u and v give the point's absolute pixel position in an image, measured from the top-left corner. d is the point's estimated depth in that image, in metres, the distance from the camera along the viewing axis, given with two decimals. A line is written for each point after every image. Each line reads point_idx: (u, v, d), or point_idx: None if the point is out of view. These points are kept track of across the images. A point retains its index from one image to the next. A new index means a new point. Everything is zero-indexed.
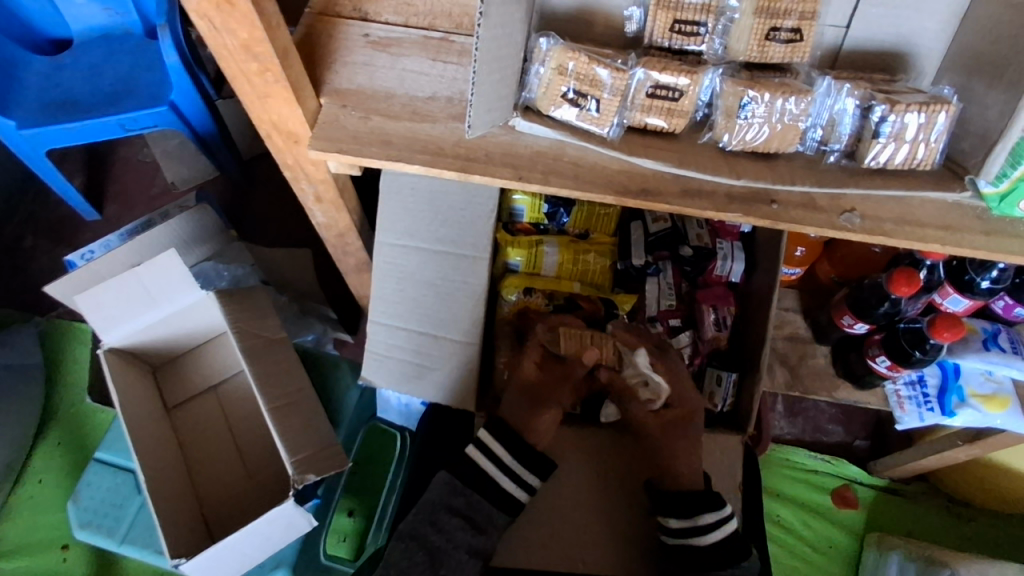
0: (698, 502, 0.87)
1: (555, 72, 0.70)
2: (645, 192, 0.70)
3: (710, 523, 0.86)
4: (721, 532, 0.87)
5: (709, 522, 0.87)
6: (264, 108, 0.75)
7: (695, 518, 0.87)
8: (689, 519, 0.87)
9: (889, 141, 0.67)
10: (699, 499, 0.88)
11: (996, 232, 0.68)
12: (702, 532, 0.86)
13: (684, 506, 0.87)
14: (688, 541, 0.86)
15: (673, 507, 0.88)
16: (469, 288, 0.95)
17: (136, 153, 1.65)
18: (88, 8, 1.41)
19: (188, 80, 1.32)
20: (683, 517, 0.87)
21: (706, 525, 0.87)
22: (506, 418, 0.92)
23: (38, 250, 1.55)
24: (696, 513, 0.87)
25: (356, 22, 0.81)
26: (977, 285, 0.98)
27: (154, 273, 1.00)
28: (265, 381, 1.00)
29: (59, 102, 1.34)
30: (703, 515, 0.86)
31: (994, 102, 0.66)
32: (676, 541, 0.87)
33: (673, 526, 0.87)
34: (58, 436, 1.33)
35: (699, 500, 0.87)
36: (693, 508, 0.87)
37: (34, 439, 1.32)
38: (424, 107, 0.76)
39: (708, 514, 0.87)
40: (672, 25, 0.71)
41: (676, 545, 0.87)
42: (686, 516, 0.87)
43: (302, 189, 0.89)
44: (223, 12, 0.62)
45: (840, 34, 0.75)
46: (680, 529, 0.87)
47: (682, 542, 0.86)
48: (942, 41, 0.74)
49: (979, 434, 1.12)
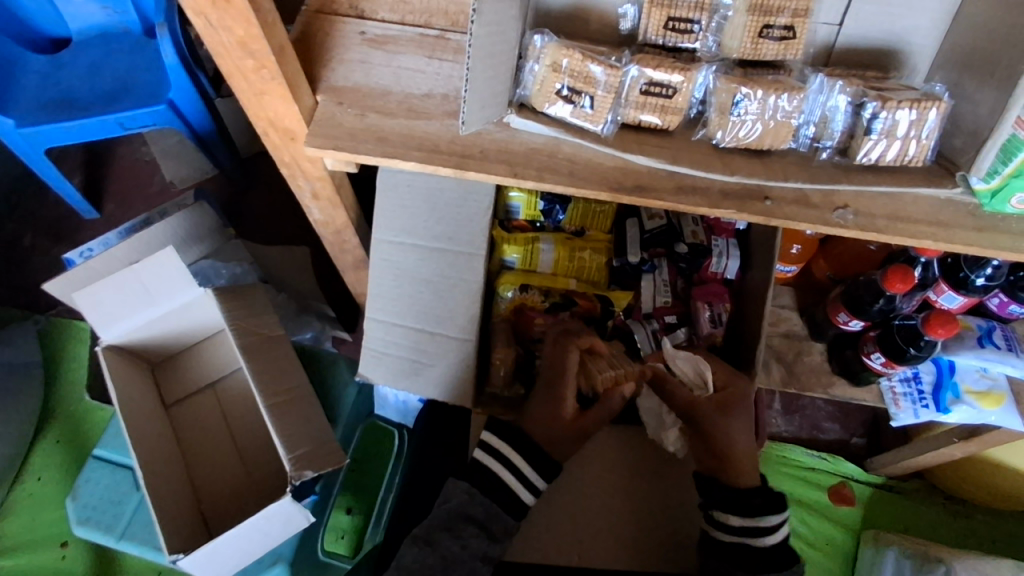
0: (765, 503, 0.87)
1: (550, 69, 0.71)
2: (639, 188, 0.70)
3: (776, 525, 0.85)
4: (781, 536, 0.86)
5: (774, 524, 0.86)
6: (260, 106, 0.75)
7: (760, 518, 0.86)
8: (754, 518, 0.86)
9: (880, 138, 0.68)
10: (765, 500, 0.87)
11: (988, 228, 0.68)
12: (764, 534, 0.85)
13: (751, 506, 0.87)
14: (748, 540, 0.85)
15: (737, 505, 0.87)
16: (465, 284, 0.95)
17: (135, 151, 1.65)
18: (87, 7, 1.42)
19: (186, 78, 1.32)
20: (748, 515, 0.86)
21: (770, 527, 0.86)
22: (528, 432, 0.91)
23: (37, 249, 1.55)
24: (759, 514, 0.86)
25: (352, 20, 0.82)
26: (972, 282, 0.99)
27: (152, 270, 1.01)
28: (263, 378, 1.00)
29: (58, 101, 1.34)
30: (769, 516, 0.85)
31: (985, 99, 0.66)
32: (734, 540, 0.85)
33: (734, 523, 0.86)
34: (57, 433, 1.33)
35: (767, 501, 0.87)
36: (760, 509, 0.86)
37: (33, 436, 1.32)
38: (420, 104, 0.76)
39: (774, 516, 0.86)
40: (666, 22, 0.71)
41: (735, 543, 0.85)
42: (749, 515, 0.86)
43: (299, 186, 0.89)
44: (219, 9, 0.62)
45: (833, 31, 0.76)
46: (741, 527, 0.85)
47: (740, 541, 0.85)
48: (933, 38, 0.75)
49: (974, 431, 1.12)
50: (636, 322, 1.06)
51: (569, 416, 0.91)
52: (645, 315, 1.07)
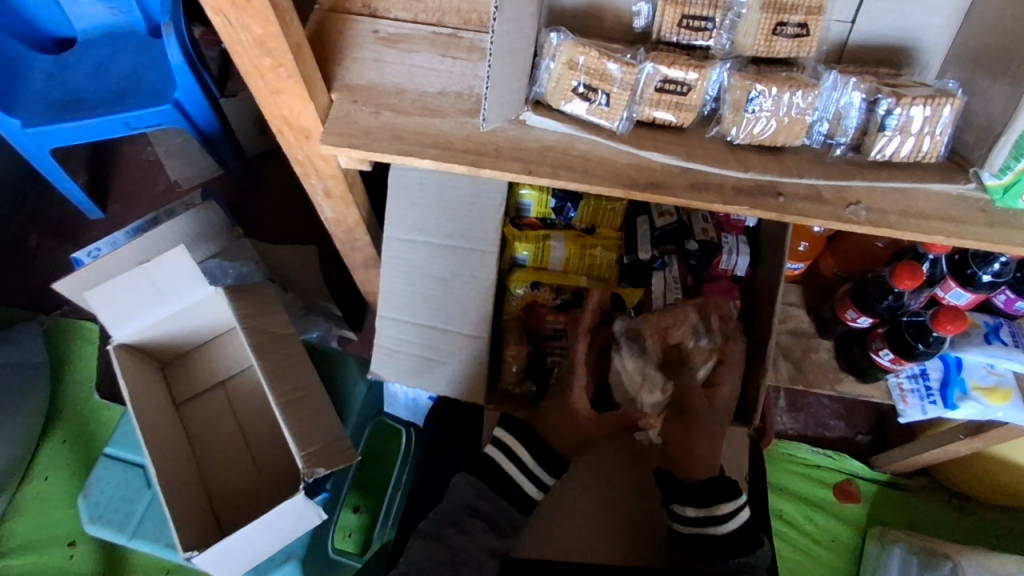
0: (714, 491, 0.86)
1: (566, 67, 0.71)
2: (653, 184, 0.71)
3: (729, 513, 0.84)
4: (740, 521, 0.85)
5: (727, 513, 0.85)
6: (275, 104, 0.75)
7: (711, 507, 0.85)
8: (707, 508, 0.85)
9: (894, 134, 0.69)
10: (716, 488, 0.86)
11: (999, 224, 0.69)
12: (718, 522, 0.84)
13: (701, 495, 0.86)
14: (704, 530, 0.85)
15: (688, 495, 0.87)
16: (477, 282, 0.96)
17: (139, 151, 1.66)
18: (92, 7, 1.42)
19: (192, 78, 1.32)
20: (699, 505, 0.85)
21: (723, 515, 0.85)
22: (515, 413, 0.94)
23: (43, 249, 1.56)
24: (712, 503, 0.85)
25: (366, 19, 0.82)
26: (979, 279, 1.00)
27: (163, 268, 1.01)
28: (274, 377, 1.01)
29: (65, 101, 1.34)
30: (721, 504, 0.84)
31: (998, 96, 0.67)
32: (690, 531, 0.86)
33: (690, 514, 0.86)
34: (64, 434, 1.34)
35: (718, 490, 0.86)
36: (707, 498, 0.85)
37: (41, 437, 1.33)
38: (433, 102, 0.77)
39: (725, 503, 0.85)
40: (680, 20, 0.72)
41: (691, 534, 0.85)
42: (703, 505, 0.85)
43: (312, 184, 0.90)
44: (238, 8, 0.63)
45: (846, 28, 0.76)
46: (696, 518, 0.85)
47: (699, 532, 0.85)
48: (946, 35, 0.75)
49: (980, 427, 1.13)
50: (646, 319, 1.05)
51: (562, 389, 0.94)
52: None
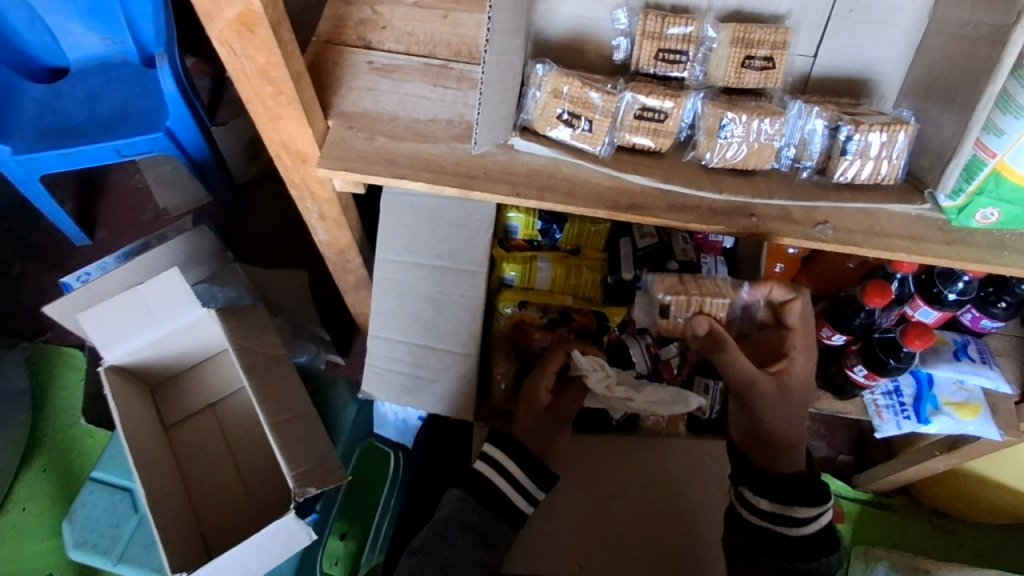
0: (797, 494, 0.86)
1: (551, 95, 0.76)
2: (635, 207, 0.75)
3: (807, 518, 0.85)
4: (814, 528, 0.85)
5: (802, 516, 0.85)
6: (274, 130, 0.79)
7: (789, 508, 0.85)
8: (784, 507, 0.85)
9: (855, 158, 0.74)
10: (799, 492, 0.86)
11: (957, 241, 0.74)
12: (793, 523, 0.85)
13: (780, 492, 0.86)
14: (775, 527, 0.85)
15: (768, 489, 0.87)
16: (466, 300, 0.99)
17: (129, 178, 1.68)
18: (86, 38, 1.46)
19: (184, 107, 1.36)
20: (778, 502, 0.86)
21: (800, 516, 0.85)
22: (515, 432, 0.94)
23: (28, 275, 1.56)
24: (791, 504, 0.86)
25: (361, 51, 0.87)
26: (945, 297, 1.06)
27: (156, 290, 1.03)
28: (265, 397, 1.02)
29: (55, 129, 1.37)
30: (798, 508, 0.85)
31: (947, 123, 0.72)
32: (757, 521, 0.86)
33: (762, 507, 0.87)
34: (45, 461, 1.33)
35: (801, 493, 0.86)
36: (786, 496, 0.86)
37: (21, 464, 1.32)
38: (426, 128, 0.81)
39: (806, 508, 0.85)
40: (657, 54, 0.77)
41: (758, 524, 0.86)
42: (779, 502, 0.86)
43: (306, 207, 0.93)
44: (243, 39, 0.66)
45: (808, 62, 0.82)
46: (768, 512, 0.86)
47: (765, 525, 0.86)
48: (899, 70, 0.80)
49: (954, 444, 1.18)
50: (630, 337, 1.08)
51: (542, 404, 0.97)
52: (640, 329, 1.08)
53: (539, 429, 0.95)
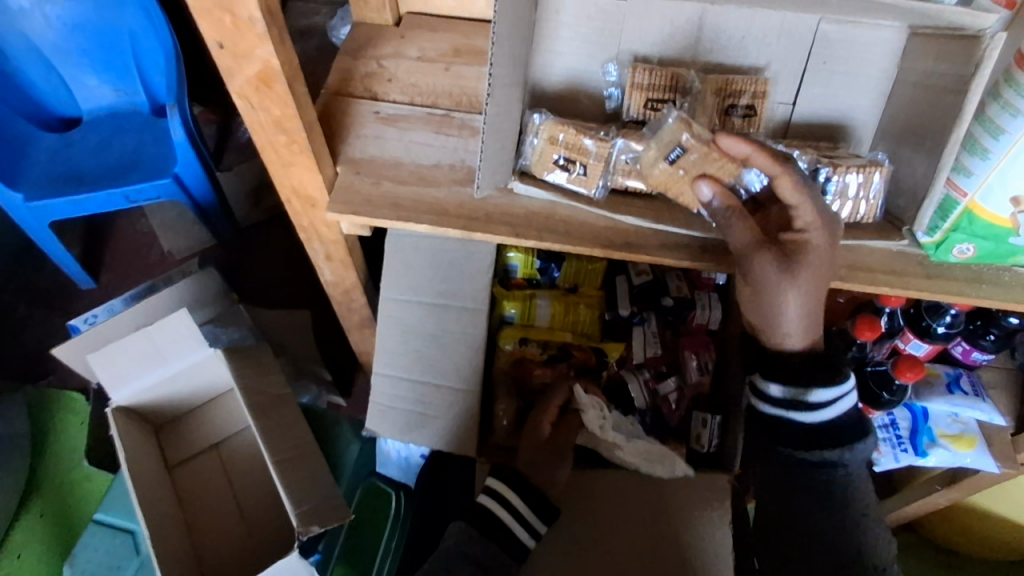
0: (811, 377, 0.75)
1: (547, 142, 0.80)
2: (628, 245, 0.79)
3: (824, 401, 0.74)
4: (833, 411, 0.75)
5: (818, 400, 0.74)
6: (286, 175, 0.83)
7: (806, 393, 0.75)
8: (798, 393, 0.75)
9: (835, 198, 0.78)
10: (814, 372, 0.76)
11: (936, 275, 0.78)
12: (809, 409, 0.75)
13: (794, 373, 0.76)
14: (788, 414, 0.76)
15: (783, 374, 0.77)
16: (468, 336, 1.02)
17: (135, 224, 1.73)
18: (99, 90, 1.53)
19: (192, 154, 1.42)
20: (792, 387, 0.75)
21: (817, 402, 0.75)
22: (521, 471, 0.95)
23: (32, 319, 1.58)
24: (806, 388, 0.75)
25: (367, 101, 0.93)
26: (934, 330, 1.09)
27: (165, 330, 1.07)
28: (271, 435, 1.04)
29: (66, 176, 1.42)
30: (814, 391, 0.74)
31: (919, 164, 0.76)
32: (773, 411, 0.77)
33: (773, 394, 0.76)
34: (42, 508, 1.34)
35: (815, 375, 0.75)
36: (811, 383, 0.75)
37: (18, 511, 1.33)
38: (429, 173, 0.85)
39: (823, 390, 0.74)
40: (646, 102, 0.82)
41: (774, 413, 0.77)
42: (795, 386, 0.75)
43: (313, 248, 0.97)
44: (261, 93, 0.71)
45: (788, 109, 0.86)
46: (780, 400, 0.76)
47: (784, 414, 0.76)
48: (875, 115, 0.85)
49: (956, 477, 1.20)
50: (629, 373, 1.11)
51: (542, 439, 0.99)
52: (638, 365, 1.12)
53: (540, 460, 0.97)
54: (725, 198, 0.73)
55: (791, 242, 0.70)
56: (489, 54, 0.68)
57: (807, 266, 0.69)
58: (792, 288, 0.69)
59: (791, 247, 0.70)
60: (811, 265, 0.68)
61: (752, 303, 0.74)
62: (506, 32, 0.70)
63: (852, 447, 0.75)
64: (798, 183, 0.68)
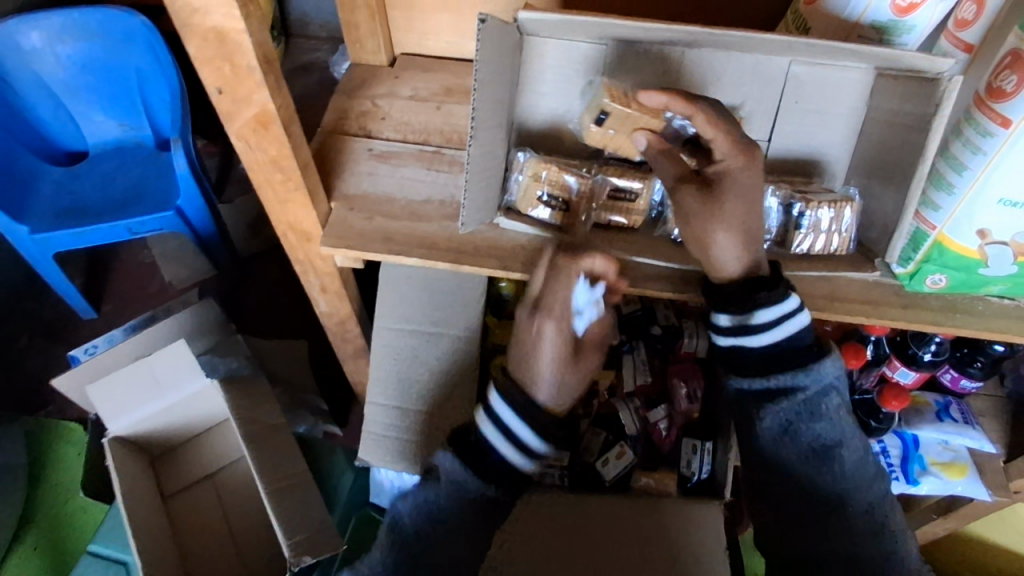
0: (750, 296, 0.74)
1: (532, 179, 0.83)
2: (612, 277, 0.82)
3: (766, 323, 0.73)
4: (778, 332, 0.73)
5: (762, 321, 0.73)
6: (282, 211, 0.86)
7: (748, 315, 0.74)
8: (743, 317, 0.74)
9: (808, 232, 0.81)
10: (758, 290, 0.74)
11: (912, 305, 0.80)
12: (755, 333, 0.74)
13: (737, 297, 0.75)
14: (740, 342, 0.76)
15: (725, 300, 0.76)
16: (461, 365, 1.04)
17: (137, 255, 1.76)
18: (105, 125, 1.57)
19: (194, 188, 1.45)
20: (735, 312, 0.75)
21: (762, 323, 0.74)
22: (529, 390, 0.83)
23: (33, 350, 1.61)
24: (748, 310, 0.74)
25: (361, 139, 0.96)
26: (921, 358, 1.09)
27: (164, 360, 1.09)
28: (265, 465, 1.05)
29: (71, 210, 1.46)
30: (755, 311, 0.73)
31: (889, 199, 0.79)
32: (729, 340, 0.77)
33: (724, 324, 0.76)
34: (36, 540, 1.34)
35: (754, 293, 0.74)
36: (747, 306, 0.74)
37: (11, 543, 1.33)
38: (420, 209, 0.88)
39: (763, 309, 0.73)
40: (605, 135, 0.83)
41: (730, 343, 0.76)
42: (740, 310, 0.74)
43: (308, 280, 0.99)
44: (258, 135, 0.75)
45: (764, 145, 0.90)
46: (730, 329, 0.76)
47: (737, 342, 0.76)
48: (846, 152, 0.89)
49: (950, 507, 1.21)
50: (620, 402, 1.11)
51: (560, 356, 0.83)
52: (628, 394, 1.12)
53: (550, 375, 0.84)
54: (656, 141, 0.77)
55: (715, 176, 0.73)
56: (472, 99, 0.72)
57: (727, 195, 0.72)
58: (717, 220, 0.72)
59: (711, 179, 0.73)
60: (731, 193, 0.72)
61: (689, 241, 0.76)
62: (488, 78, 0.73)
63: (808, 368, 0.75)
64: (711, 118, 0.72)
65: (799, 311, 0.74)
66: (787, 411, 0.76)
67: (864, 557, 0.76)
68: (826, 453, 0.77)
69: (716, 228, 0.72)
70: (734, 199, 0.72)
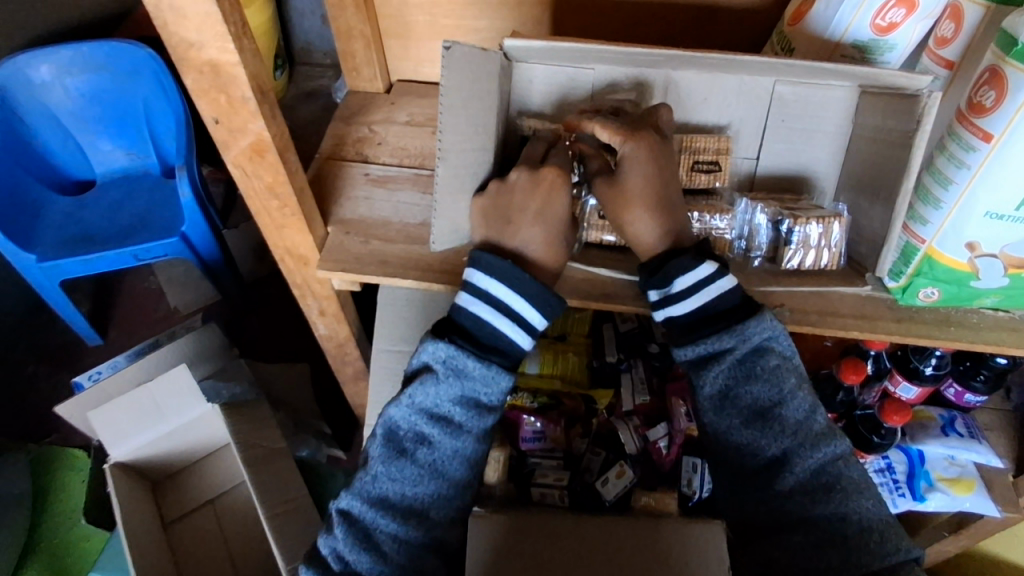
0: (668, 266, 0.75)
1: None
2: (606, 295, 0.82)
3: (686, 290, 0.74)
4: (700, 297, 0.73)
5: (681, 288, 0.74)
6: (280, 237, 0.87)
7: (667, 286, 0.75)
8: (663, 288, 0.75)
9: (798, 247, 0.81)
10: (677, 259, 0.74)
11: (905, 319, 0.80)
12: (676, 302, 0.74)
13: (658, 270, 0.76)
14: (668, 316, 0.76)
15: (649, 276, 0.77)
16: None
17: (142, 281, 1.78)
18: (112, 154, 1.61)
19: (198, 214, 1.48)
20: (656, 285, 0.76)
21: (681, 291, 0.74)
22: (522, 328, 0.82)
23: (39, 377, 1.62)
24: (666, 280, 0.75)
25: (358, 164, 0.98)
26: (922, 371, 1.09)
27: (165, 385, 1.10)
28: (264, 489, 1.06)
29: (77, 237, 1.48)
30: (672, 279, 0.74)
31: (877, 213, 0.79)
32: (661, 317, 0.77)
33: (652, 300, 0.77)
34: (38, 569, 1.34)
35: (672, 262, 0.74)
36: (666, 275, 0.75)
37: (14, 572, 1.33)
38: (415, 231, 0.90)
39: (681, 276, 0.74)
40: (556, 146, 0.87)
41: (662, 318, 0.77)
42: (660, 284, 0.75)
43: (307, 304, 1.00)
44: (254, 162, 0.76)
45: (752, 163, 0.91)
46: (657, 303, 0.76)
47: (667, 317, 0.76)
48: (835, 169, 0.90)
49: (961, 523, 1.19)
50: (619, 420, 1.11)
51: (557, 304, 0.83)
52: (627, 413, 1.12)
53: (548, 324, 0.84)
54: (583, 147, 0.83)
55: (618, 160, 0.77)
56: (438, 123, 0.75)
57: (627, 174, 0.76)
58: (628, 205, 0.76)
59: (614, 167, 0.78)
60: (631, 172, 0.75)
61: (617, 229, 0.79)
62: (464, 102, 0.76)
63: (733, 329, 0.73)
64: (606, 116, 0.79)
65: (719, 276, 0.74)
66: (721, 374, 0.74)
67: (818, 520, 0.70)
68: (769, 412, 0.73)
69: (627, 207, 0.76)
70: (635, 178, 0.75)
